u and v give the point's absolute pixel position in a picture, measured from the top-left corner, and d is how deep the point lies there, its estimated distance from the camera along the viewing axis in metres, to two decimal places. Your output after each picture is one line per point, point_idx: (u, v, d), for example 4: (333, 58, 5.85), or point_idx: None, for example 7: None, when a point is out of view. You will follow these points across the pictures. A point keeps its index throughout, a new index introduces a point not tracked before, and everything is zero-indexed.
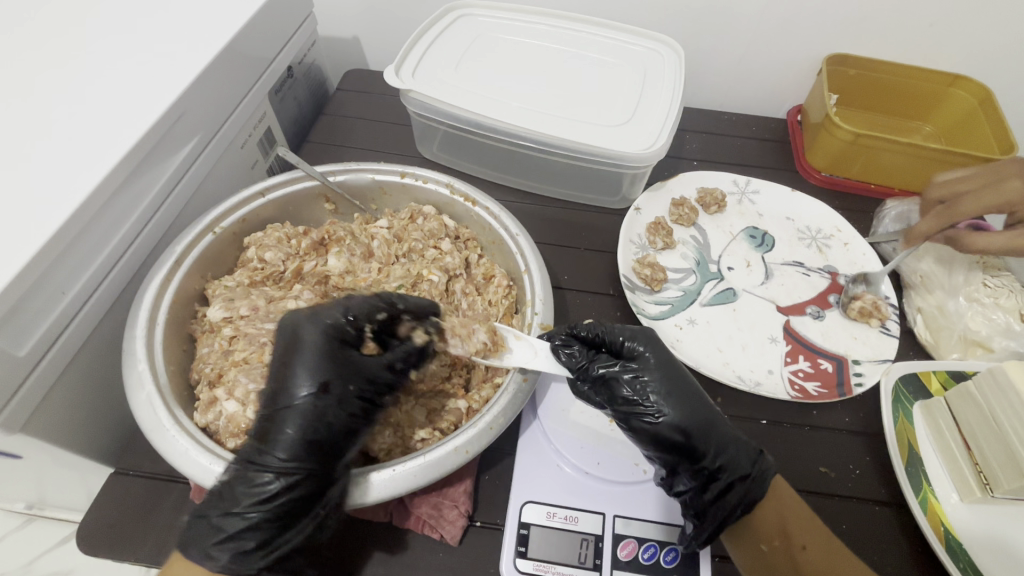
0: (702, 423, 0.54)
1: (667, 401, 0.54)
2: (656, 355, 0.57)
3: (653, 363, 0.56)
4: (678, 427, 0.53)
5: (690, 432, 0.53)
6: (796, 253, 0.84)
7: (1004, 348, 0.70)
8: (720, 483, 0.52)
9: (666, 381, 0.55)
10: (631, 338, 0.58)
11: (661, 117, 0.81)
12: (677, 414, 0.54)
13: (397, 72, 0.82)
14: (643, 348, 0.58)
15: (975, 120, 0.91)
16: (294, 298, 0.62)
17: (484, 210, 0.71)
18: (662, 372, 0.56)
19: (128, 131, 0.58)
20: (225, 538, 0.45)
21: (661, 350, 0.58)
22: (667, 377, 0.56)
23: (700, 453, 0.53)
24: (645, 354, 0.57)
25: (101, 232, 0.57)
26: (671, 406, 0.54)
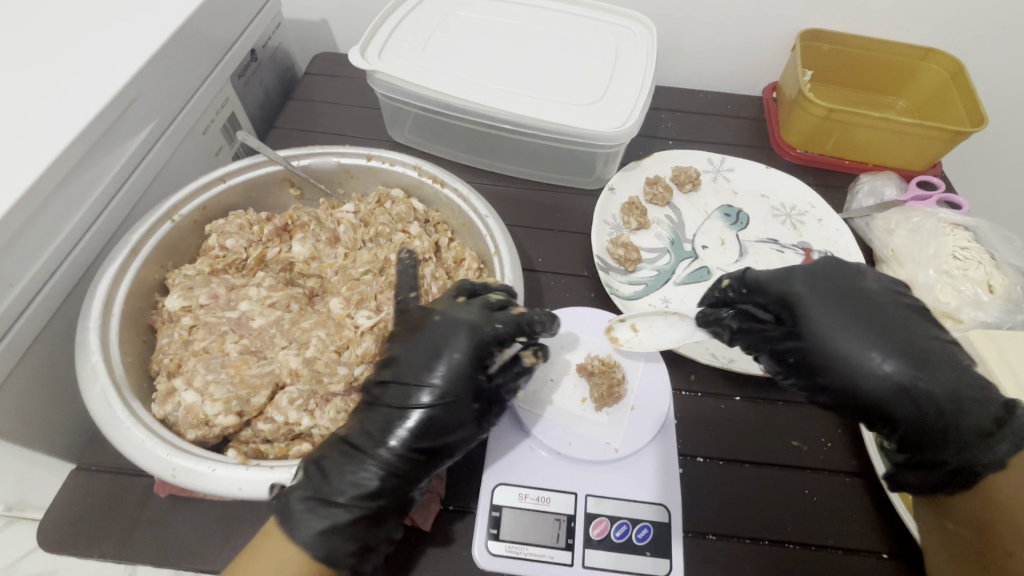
0: (934, 380, 0.49)
1: (846, 344, 0.52)
2: (845, 295, 0.54)
3: (833, 322, 0.53)
4: (887, 374, 0.50)
5: (908, 380, 0.49)
6: (771, 230, 0.84)
7: (973, 318, 0.70)
8: (971, 434, 0.47)
9: (861, 322, 0.52)
10: (775, 287, 0.57)
11: (633, 95, 0.79)
12: (882, 358, 0.51)
13: (362, 52, 0.80)
14: (807, 295, 0.55)
15: (948, 94, 0.91)
16: (256, 286, 0.60)
17: (453, 192, 0.70)
18: (824, 316, 0.54)
19: (73, 116, 0.56)
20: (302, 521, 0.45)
21: (837, 290, 0.56)
22: (886, 320, 0.52)
23: (922, 404, 0.49)
24: (824, 299, 0.55)
25: (50, 223, 0.54)
26: (890, 351, 0.51)
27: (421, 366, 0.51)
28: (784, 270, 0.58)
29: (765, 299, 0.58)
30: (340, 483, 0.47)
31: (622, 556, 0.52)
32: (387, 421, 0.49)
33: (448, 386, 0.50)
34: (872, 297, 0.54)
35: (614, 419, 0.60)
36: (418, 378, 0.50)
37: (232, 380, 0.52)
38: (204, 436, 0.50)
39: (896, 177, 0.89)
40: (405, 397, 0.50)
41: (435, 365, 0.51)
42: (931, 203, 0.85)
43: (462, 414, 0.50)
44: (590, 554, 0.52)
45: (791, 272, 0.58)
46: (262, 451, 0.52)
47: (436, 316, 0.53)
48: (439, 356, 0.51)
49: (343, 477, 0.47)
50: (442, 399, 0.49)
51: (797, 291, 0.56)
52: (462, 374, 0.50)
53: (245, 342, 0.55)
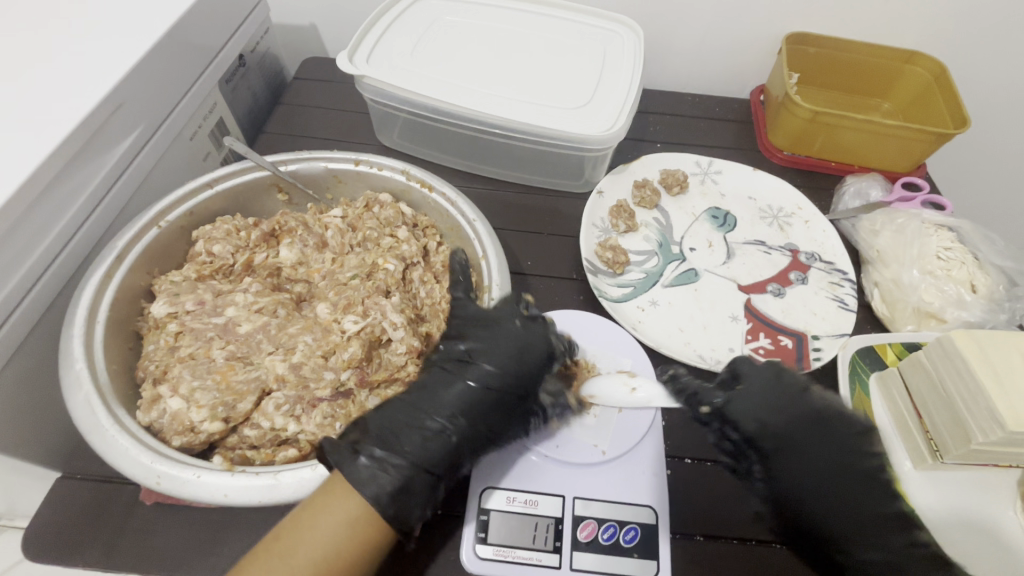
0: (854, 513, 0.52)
1: (792, 468, 0.54)
2: (810, 432, 0.55)
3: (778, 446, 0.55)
4: (829, 507, 0.52)
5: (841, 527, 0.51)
6: (758, 232, 0.85)
7: (956, 318, 0.72)
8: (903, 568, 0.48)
9: (817, 466, 0.54)
10: (750, 410, 0.56)
11: (620, 99, 0.80)
12: (831, 501, 0.52)
13: (350, 58, 0.80)
14: (779, 429, 0.55)
15: (932, 96, 0.92)
16: (242, 291, 0.60)
17: (441, 196, 0.70)
18: (790, 451, 0.55)
19: (56, 123, 0.56)
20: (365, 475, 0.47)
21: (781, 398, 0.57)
22: (843, 461, 0.54)
23: (835, 532, 0.52)
24: (788, 438, 0.55)
25: (33, 230, 0.54)
26: (836, 494, 0.53)
27: (492, 353, 0.56)
28: (765, 392, 0.57)
29: (736, 420, 0.56)
30: (403, 443, 0.50)
31: (610, 558, 0.52)
32: (453, 395, 0.54)
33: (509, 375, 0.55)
34: (838, 441, 0.55)
35: (601, 421, 0.60)
36: (485, 362, 0.56)
37: (218, 386, 0.52)
38: (190, 443, 0.50)
39: (881, 178, 0.90)
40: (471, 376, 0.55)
41: (501, 352, 0.56)
42: (915, 204, 0.85)
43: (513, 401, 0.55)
44: (577, 557, 0.52)
45: (762, 393, 0.57)
46: (248, 457, 0.52)
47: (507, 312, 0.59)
48: (505, 344, 0.57)
49: (407, 437, 0.51)
50: (501, 383, 0.55)
51: (769, 421, 0.56)
52: (525, 367, 0.56)
53: (232, 348, 0.55)
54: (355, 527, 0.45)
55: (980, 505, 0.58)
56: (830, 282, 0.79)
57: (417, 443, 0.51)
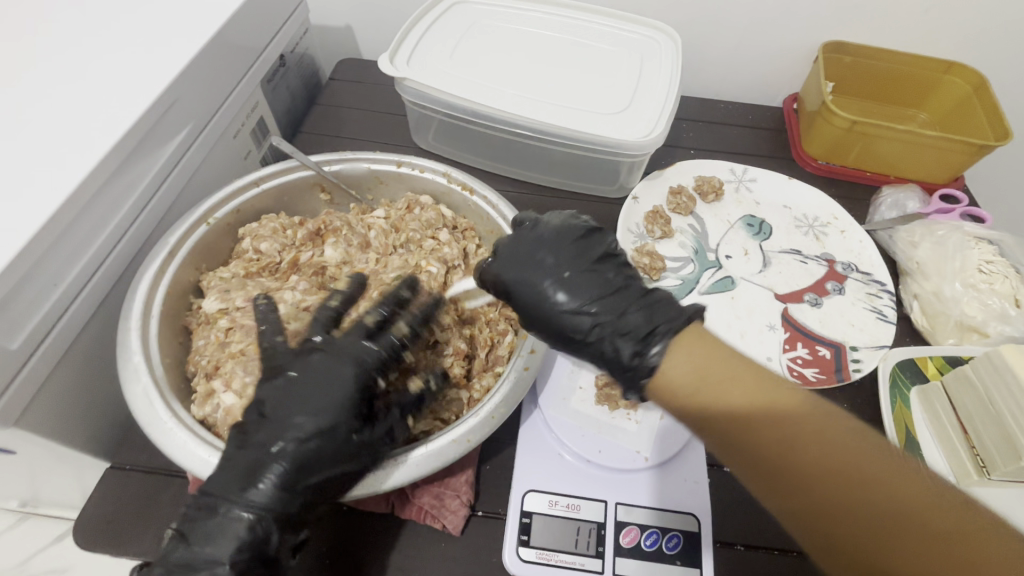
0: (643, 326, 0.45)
1: (555, 309, 0.48)
2: (523, 264, 0.51)
3: (568, 288, 0.48)
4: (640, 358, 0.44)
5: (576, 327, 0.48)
6: (794, 240, 0.84)
7: (999, 333, 0.70)
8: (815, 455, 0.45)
9: (538, 282, 0.50)
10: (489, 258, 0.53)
11: (658, 105, 0.80)
12: (628, 315, 0.46)
13: (390, 59, 0.81)
14: (496, 267, 0.52)
15: (971, 107, 0.91)
16: (290, 289, 0.61)
17: (482, 199, 0.70)
18: (511, 275, 0.51)
19: (115, 121, 0.57)
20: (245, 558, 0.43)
21: (547, 242, 0.51)
22: (543, 280, 0.50)
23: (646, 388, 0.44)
24: (536, 265, 0.50)
25: (91, 225, 0.56)
26: (633, 318, 0.46)
27: (289, 402, 0.47)
28: (535, 240, 0.52)
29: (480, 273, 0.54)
30: (205, 541, 0.43)
31: (652, 565, 0.52)
32: (312, 461, 0.45)
33: (325, 424, 0.46)
34: (563, 250, 0.51)
35: (642, 429, 0.60)
36: (294, 411, 0.47)
37: None
38: None
39: (918, 189, 0.89)
40: (277, 433, 0.46)
41: (310, 396, 0.47)
42: (954, 216, 0.85)
43: (348, 430, 0.47)
44: (620, 563, 0.52)
45: (514, 252, 0.51)
46: None
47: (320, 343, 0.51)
48: (318, 387, 0.48)
49: (206, 534, 0.43)
50: (328, 428, 0.46)
51: (488, 260, 0.53)
52: (337, 406, 0.47)
53: None
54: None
55: None
56: (868, 293, 0.78)
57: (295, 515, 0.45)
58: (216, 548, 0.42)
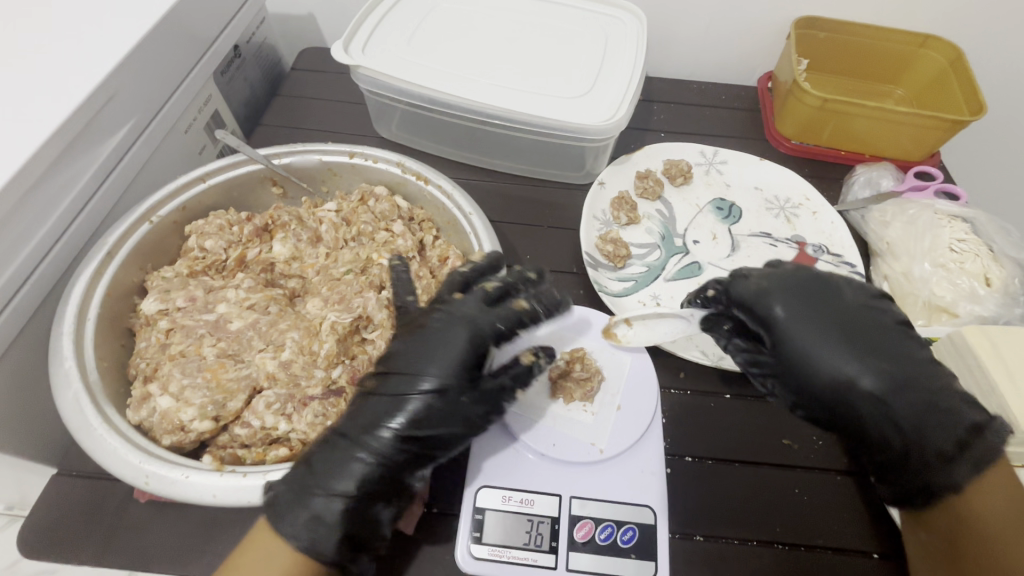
0: (921, 405, 0.50)
1: (834, 365, 0.52)
2: (837, 310, 0.55)
3: (814, 343, 0.53)
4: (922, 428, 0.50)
5: (898, 395, 0.51)
6: (764, 223, 0.83)
7: (969, 313, 0.69)
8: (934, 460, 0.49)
9: (865, 332, 0.54)
10: (764, 283, 0.57)
11: (622, 87, 0.78)
12: (930, 389, 0.50)
13: (345, 47, 0.78)
14: (783, 301, 0.56)
15: (947, 81, 0.89)
16: (234, 287, 0.59)
17: (437, 189, 0.69)
18: (799, 314, 0.55)
19: (44, 116, 0.54)
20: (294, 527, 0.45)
21: (830, 309, 0.55)
22: (867, 329, 0.54)
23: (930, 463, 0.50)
24: (847, 310, 0.55)
25: (23, 225, 0.53)
26: (904, 382, 0.51)
27: (417, 358, 0.51)
28: (805, 297, 0.56)
29: (748, 306, 0.57)
30: (334, 480, 0.46)
31: (606, 558, 0.52)
32: (437, 422, 0.49)
33: (442, 382, 0.49)
34: (830, 306, 0.55)
35: (599, 420, 0.59)
36: (420, 369, 0.50)
37: (208, 384, 0.52)
38: (180, 442, 0.49)
39: (892, 167, 0.87)
40: (406, 387, 0.50)
41: (432, 357, 0.50)
42: (928, 193, 0.83)
43: (422, 412, 0.49)
44: (574, 557, 0.51)
45: (799, 295, 0.56)
46: (239, 457, 0.51)
47: (440, 307, 0.54)
48: (438, 347, 0.51)
49: (340, 469, 0.47)
50: (444, 385, 0.49)
51: (775, 294, 0.56)
52: (453, 366, 0.50)
53: (223, 345, 0.55)
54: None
55: None
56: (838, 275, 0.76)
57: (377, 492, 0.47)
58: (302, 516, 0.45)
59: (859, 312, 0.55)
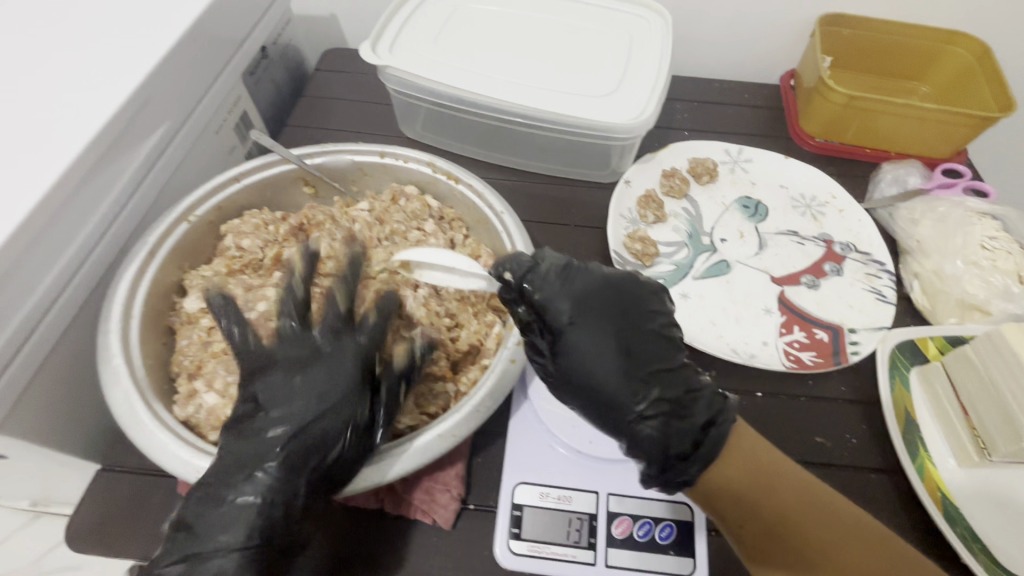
0: (632, 393, 0.45)
1: (593, 367, 0.47)
2: (615, 320, 0.48)
3: (574, 342, 0.48)
4: (649, 427, 0.45)
5: (637, 394, 0.45)
6: (791, 221, 0.82)
7: (1002, 311, 0.69)
8: (677, 460, 0.45)
9: (641, 345, 0.47)
10: (552, 299, 0.49)
11: (649, 85, 0.78)
12: (647, 381, 0.46)
13: (373, 48, 0.79)
14: (573, 313, 0.48)
15: (973, 78, 0.88)
16: (272, 286, 0.60)
17: (467, 188, 0.69)
18: (581, 342, 0.48)
19: (88, 118, 0.55)
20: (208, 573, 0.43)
21: (589, 303, 0.49)
22: (641, 344, 0.47)
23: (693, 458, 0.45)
24: (631, 320, 0.48)
25: (69, 225, 0.55)
26: (644, 378, 0.46)
27: (287, 394, 0.48)
28: (566, 282, 0.50)
29: (563, 338, 0.48)
30: (215, 532, 0.44)
31: (645, 555, 0.52)
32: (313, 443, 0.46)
33: (320, 411, 0.47)
34: (604, 300, 0.49)
35: None
36: (265, 406, 0.48)
37: None
38: None
39: (919, 165, 0.87)
40: (313, 422, 0.47)
41: (302, 387, 0.48)
42: (956, 190, 0.82)
43: (331, 428, 0.47)
44: (613, 554, 0.52)
45: (547, 288, 0.49)
46: None
47: (313, 342, 0.51)
48: (308, 378, 0.49)
49: (217, 524, 0.44)
50: (327, 407, 0.47)
51: (563, 300, 0.49)
52: (347, 386, 0.49)
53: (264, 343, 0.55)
54: None
55: None
56: (867, 273, 0.76)
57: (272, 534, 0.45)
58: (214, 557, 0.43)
59: (593, 301, 0.49)
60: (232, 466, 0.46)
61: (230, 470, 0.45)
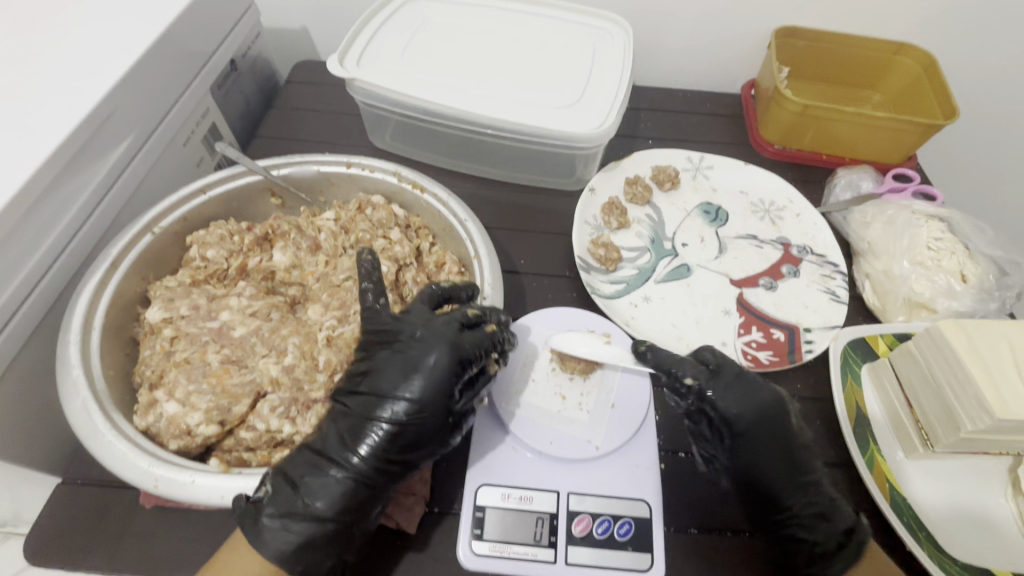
0: (794, 479, 0.56)
1: (779, 451, 0.56)
2: (766, 440, 0.57)
3: (739, 422, 0.57)
4: (815, 509, 0.55)
5: (801, 488, 0.55)
6: (750, 226, 0.85)
7: (946, 308, 0.72)
8: (835, 540, 0.53)
9: (785, 459, 0.56)
10: (729, 401, 0.57)
11: (611, 95, 0.80)
12: (792, 474, 0.56)
13: (341, 61, 0.80)
14: (750, 421, 0.57)
15: (921, 87, 0.92)
16: (236, 295, 0.61)
17: (433, 197, 0.71)
18: (752, 428, 0.57)
19: (50, 131, 0.56)
20: (278, 527, 0.46)
21: (748, 399, 0.58)
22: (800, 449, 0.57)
23: (841, 540, 0.53)
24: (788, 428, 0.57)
25: (30, 236, 0.55)
26: (799, 475, 0.56)
27: (396, 378, 0.51)
28: (741, 381, 0.58)
29: (717, 408, 0.57)
30: (313, 497, 0.47)
31: (604, 552, 0.53)
32: (460, 362, 0.52)
33: (419, 400, 0.50)
34: (754, 404, 0.58)
35: (594, 417, 0.61)
36: (388, 391, 0.51)
37: (214, 389, 0.53)
38: (187, 446, 0.51)
39: (872, 170, 0.90)
40: (376, 413, 0.50)
41: (412, 378, 0.51)
42: (906, 195, 0.86)
43: (419, 431, 0.50)
44: (572, 551, 0.53)
45: (738, 381, 0.58)
46: (245, 459, 0.53)
47: (400, 332, 0.54)
48: (404, 373, 0.51)
49: (314, 491, 0.48)
50: (420, 406, 0.50)
51: (731, 397, 0.57)
52: (439, 387, 0.51)
53: (226, 351, 0.56)
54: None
55: (969, 494, 0.59)
56: (822, 275, 0.79)
57: (356, 510, 0.48)
58: (276, 538, 0.46)
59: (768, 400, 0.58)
60: (311, 462, 0.49)
61: (312, 461, 0.49)
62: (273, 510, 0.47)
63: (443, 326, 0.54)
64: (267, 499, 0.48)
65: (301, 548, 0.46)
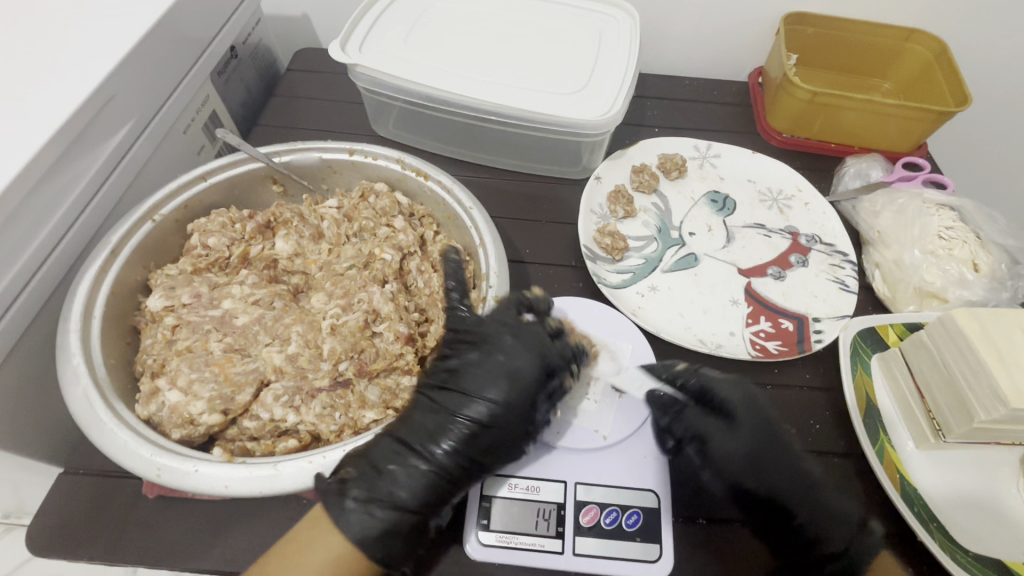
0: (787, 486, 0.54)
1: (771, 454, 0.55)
2: (756, 437, 0.56)
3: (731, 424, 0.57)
4: (809, 515, 0.53)
5: (796, 497, 0.54)
6: (758, 215, 0.84)
7: (957, 298, 0.71)
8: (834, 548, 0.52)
9: (778, 465, 0.55)
10: (725, 389, 0.58)
11: (617, 81, 0.79)
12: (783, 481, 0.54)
13: (342, 46, 0.79)
14: (742, 408, 0.57)
15: (932, 74, 0.91)
16: (239, 283, 0.60)
17: (437, 184, 0.69)
18: (750, 423, 0.56)
19: (48, 116, 0.55)
20: (364, 507, 0.47)
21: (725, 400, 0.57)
22: (787, 452, 0.55)
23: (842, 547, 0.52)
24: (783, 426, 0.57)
25: (28, 224, 0.54)
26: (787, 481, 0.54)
27: (485, 380, 0.54)
28: (730, 382, 0.59)
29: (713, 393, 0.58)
30: (397, 486, 0.49)
31: (613, 543, 0.52)
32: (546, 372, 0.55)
33: (506, 404, 0.53)
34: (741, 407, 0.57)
35: (602, 407, 0.60)
36: (477, 393, 0.53)
37: (216, 378, 0.52)
38: (190, 435, 0.50)
39: (881, 159, 0.89)
40: (461, 411, 0.52)
41: (498, 382, 0.53)
42: (917, 183, 0.85)
43: (502, 435, 0.52)
44: (580, 542, 0.52)
45: (720, 382, 0.58)
46: (248, 449, 0.52)
47: (486, 336, 0.56)
48: (491, 376, 0.54)
49: (398, 480, 0.49)
50: (507, 412, 0.53)
51: (718, 399, 0.57)
52: (531, 393, 0.54)
53: (229, 340, 0.55)
54: (341, 563, 0.45)
55: (980, 484, 0.58)
56: (831, 264, 0.78)
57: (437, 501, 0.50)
58: (358, 521, 0.47)
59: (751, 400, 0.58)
60: (388, 452, 0.50)
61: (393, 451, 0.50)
62: (358, 493, 0.48)
63: (530, 331, 0.57)
64: (349, 482, 0.48)
65: (383, 534, 0.47)
